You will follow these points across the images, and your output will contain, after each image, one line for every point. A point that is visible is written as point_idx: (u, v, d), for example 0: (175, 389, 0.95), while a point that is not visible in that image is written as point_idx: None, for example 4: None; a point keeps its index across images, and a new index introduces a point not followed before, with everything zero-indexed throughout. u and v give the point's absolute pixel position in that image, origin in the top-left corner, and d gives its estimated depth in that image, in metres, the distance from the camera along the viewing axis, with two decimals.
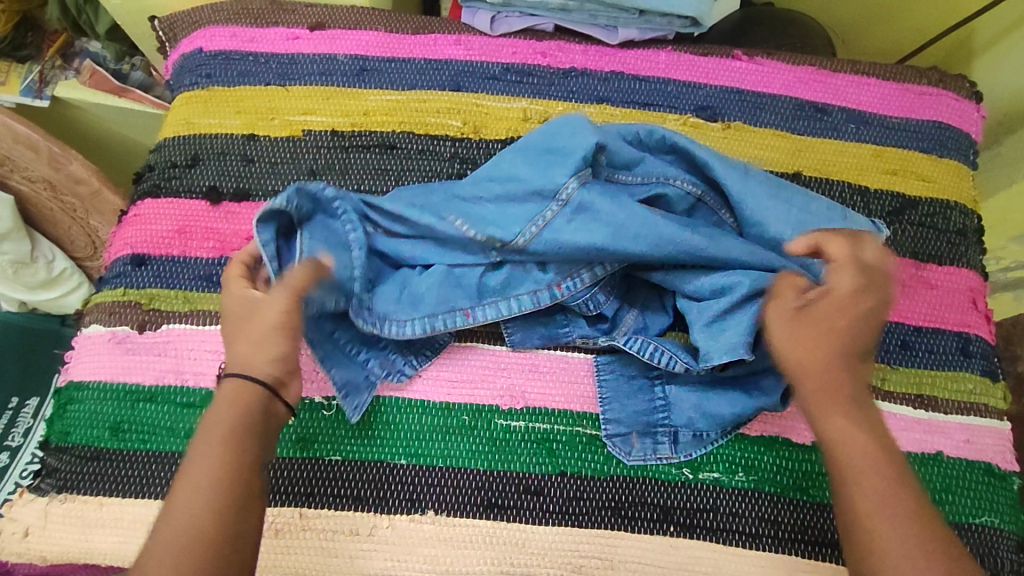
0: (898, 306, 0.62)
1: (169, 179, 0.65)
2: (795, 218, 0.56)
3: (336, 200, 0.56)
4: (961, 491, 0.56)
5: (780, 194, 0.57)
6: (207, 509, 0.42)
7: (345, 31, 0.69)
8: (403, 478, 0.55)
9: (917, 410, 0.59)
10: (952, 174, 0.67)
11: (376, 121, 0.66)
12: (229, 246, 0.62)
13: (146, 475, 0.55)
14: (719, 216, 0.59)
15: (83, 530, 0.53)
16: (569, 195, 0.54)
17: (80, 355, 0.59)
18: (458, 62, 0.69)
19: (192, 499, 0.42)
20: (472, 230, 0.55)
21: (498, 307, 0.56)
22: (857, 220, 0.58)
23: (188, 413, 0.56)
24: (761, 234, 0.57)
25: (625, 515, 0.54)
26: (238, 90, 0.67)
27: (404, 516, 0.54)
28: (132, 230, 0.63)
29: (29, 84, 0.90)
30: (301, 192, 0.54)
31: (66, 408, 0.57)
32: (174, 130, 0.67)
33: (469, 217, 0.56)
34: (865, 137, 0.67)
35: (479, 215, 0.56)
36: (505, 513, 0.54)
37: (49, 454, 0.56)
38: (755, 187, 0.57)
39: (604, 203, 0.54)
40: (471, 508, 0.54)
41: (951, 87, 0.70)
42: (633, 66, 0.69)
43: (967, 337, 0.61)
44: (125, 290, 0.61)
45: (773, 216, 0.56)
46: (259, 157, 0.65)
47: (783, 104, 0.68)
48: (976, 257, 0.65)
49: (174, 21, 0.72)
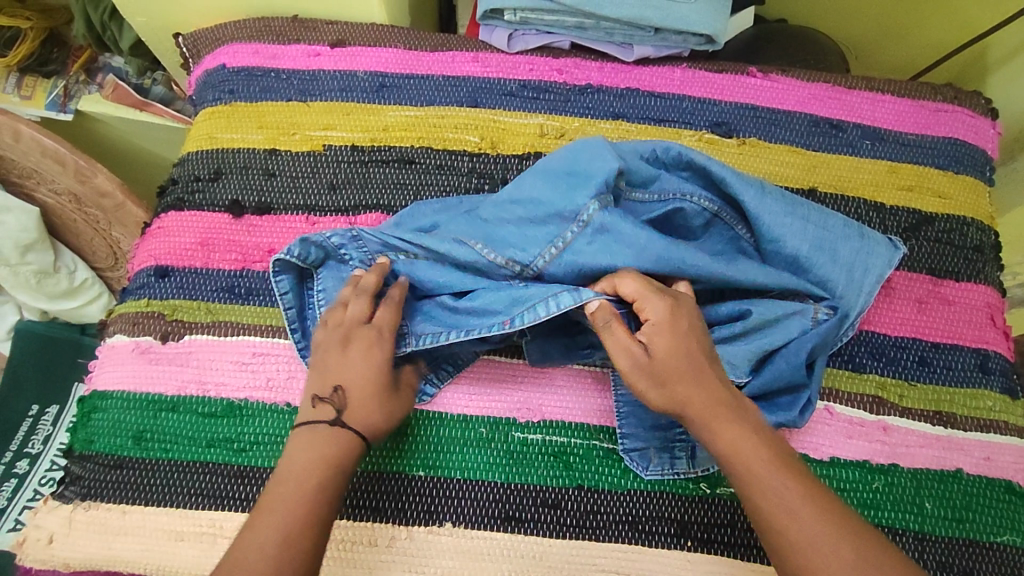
0: (916, 321, 0.62)
1: (192, 193, 0.66)
2: (812, 234, 0.57)
3: (343, 246, 0.58)
4: (981, 509, 0.56)
5: (796, 211, 0.58)
6: (293, 539, 0.45)
7: (365, 48, 0.71)
8: (422, 489, 0.55)
9: (936, 427, 0.58)
10: (968, 191, 0.67)
11: (395, 137, 0.67)
12: (251, 258, 0.63)
13: (168, 484, 0.55)
14: (735, 231, 0.59)
15: (105, 538, 0.54)
16: (590, 216, 0.54)
17: (104, 365, 0.60)
18: (476, 78, 0.70)
19: (275, 535, 0.44)
20: (492, 253, 0.55)
21: (536, 309, 0.52)
22: (872, 237, 0.60)
23: (209, 422, 0.57)
24: (778, 251, 0.57)
25: (643, 529, 0.54)
26: (260, 105, 0.69)
27: (422, 527, 0.54)
28: (156, 242, 0.64)
29: (54, 98, 0.92)
30: (306, 243, 0.57)
31: (90, 417, 0.58)
32: (197, 144, 0.68)
33: (491, 241, 0.56)
34: (880, 153, 0.68)
35: (501, 238, 0.56)
36: (523, 526, 0.54)
37: (73, 462, 0.57)
38: (774, 209, 0.57)
39: (625, 226, 0.53)
40: (489, 520, 0.54)
41: (966, 104, 0.70)
42: (648, 83, 0.70)
43: (986, 354, 0.61)
44: (149, 300, 0.62)
45: (790, 237, 0.57)
46: (280, 171, 0.66)
47: (798, 121, 0.69)
48: (993, 274, 0.65)
49: (198, 38, 0.73)
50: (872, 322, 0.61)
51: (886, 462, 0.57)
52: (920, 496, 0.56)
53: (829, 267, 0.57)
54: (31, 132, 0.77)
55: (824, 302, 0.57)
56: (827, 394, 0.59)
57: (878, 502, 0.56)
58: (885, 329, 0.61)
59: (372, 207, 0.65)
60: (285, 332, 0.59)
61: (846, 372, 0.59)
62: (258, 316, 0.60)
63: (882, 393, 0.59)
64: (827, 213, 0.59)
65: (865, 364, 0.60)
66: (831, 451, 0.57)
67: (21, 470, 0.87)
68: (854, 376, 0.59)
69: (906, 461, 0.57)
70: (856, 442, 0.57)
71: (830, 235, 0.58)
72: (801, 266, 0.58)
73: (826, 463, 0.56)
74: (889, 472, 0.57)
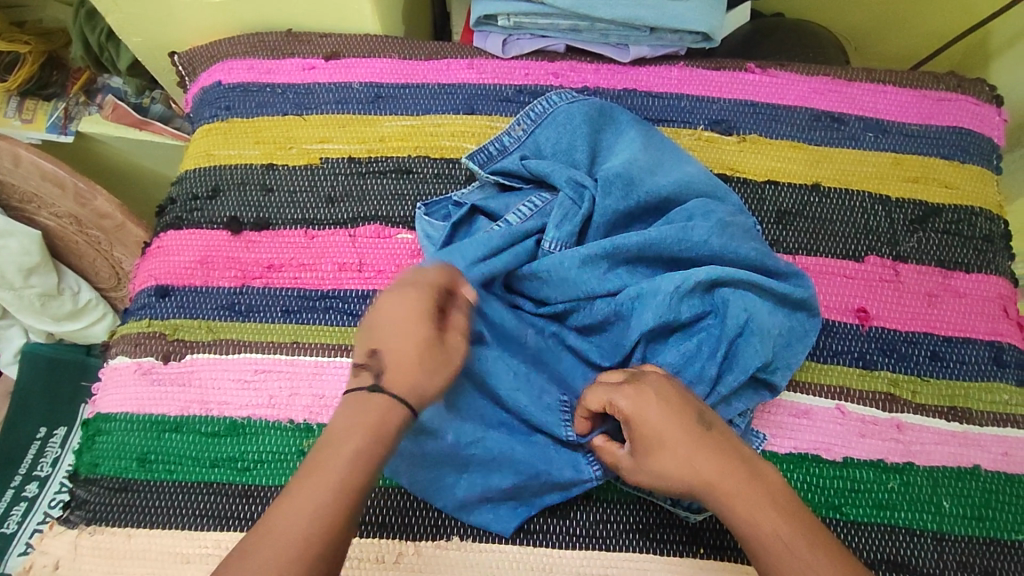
0: (926, 316, 0.60)
1: (191, 211, 0.66)
2: (571, 158, 0.61)
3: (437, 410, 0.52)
4: (1001, 506, 0.55)
5: (557, 154, 0.61)
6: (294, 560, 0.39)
7: (359, 60, 0.71)
8: (563, 513, 0.54)
9: (951, 422, 0.57)
10: (975, 180, 0.66)
11: (392, 147, 0.67)
12: (251, 274, 0.63)
13: (173, 505, 0.55)
14: (573, 202, 0.58)
15: (112, 562, 0.54)
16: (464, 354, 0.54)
17: (107, 387, 0.60)
18: (471, 85, 0.69)
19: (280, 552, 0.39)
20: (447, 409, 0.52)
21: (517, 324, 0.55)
22: (599, 120, 0.62)
23: (213, 442, 0.57)
24: (570, 178, 0.59)
25: (654, 537, 0.53)
26: (256, 121, 0.69)
27: (540, 550, 0.53)
28: (155, 262, 0.64)
29: (55, 121, 0.92)
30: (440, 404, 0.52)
31: (94, 440, 0.58)
32: (194, 162, 0.68)
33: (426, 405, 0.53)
34: (884, 145, 0.67)
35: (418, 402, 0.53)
36: (665, 547, 0.53)
37: (79, 486, 0.57)
38: (517, 120, 0.63)
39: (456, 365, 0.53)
40: (626, 542, 0.53)
41: (971, 92, 0.69)
42: (645, 83, 0.70)
43: (1000, 346, 0.60)
44: (150, 320, 0.61)
45: (557, 173, 0.59)
46: (278, 187, 0.66)
47: (799, 116, 0.68)
48: (1005, 264, 0.63)
49: (193, 56, 0.73)
50: (881, 317, 0.60)
51: (901, 461, 0.56)
52: (938, 494, 0.55)
53: (664, 173, 0.59)
54: (29, 156, 0.77)
55: (634, 191, 0.57)
56: (801, 387, 0.58)
57: (893, 502, 0.54)
58: (895, 325, 0.60)
59: (371, 219, 0.64)
60: (287, 348, 0.59)
61: (856, 369, 0.58)
62: (260, 332, 0.60)
63: (894, 390, 0.58)
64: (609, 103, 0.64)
65: (876, 361, 0.59)
66: (844, 452, 0.56)
67: (31, 493, 0.88)
68: (865, 374, 0.58)
69: (921, 459, 0.56)
70: (869, 441, 0.56)
71: (599, 116, 0.62)
72: (629, 185, 0.57)
73: (840, 464, 0.55)
74: (905, 471, 0.55)
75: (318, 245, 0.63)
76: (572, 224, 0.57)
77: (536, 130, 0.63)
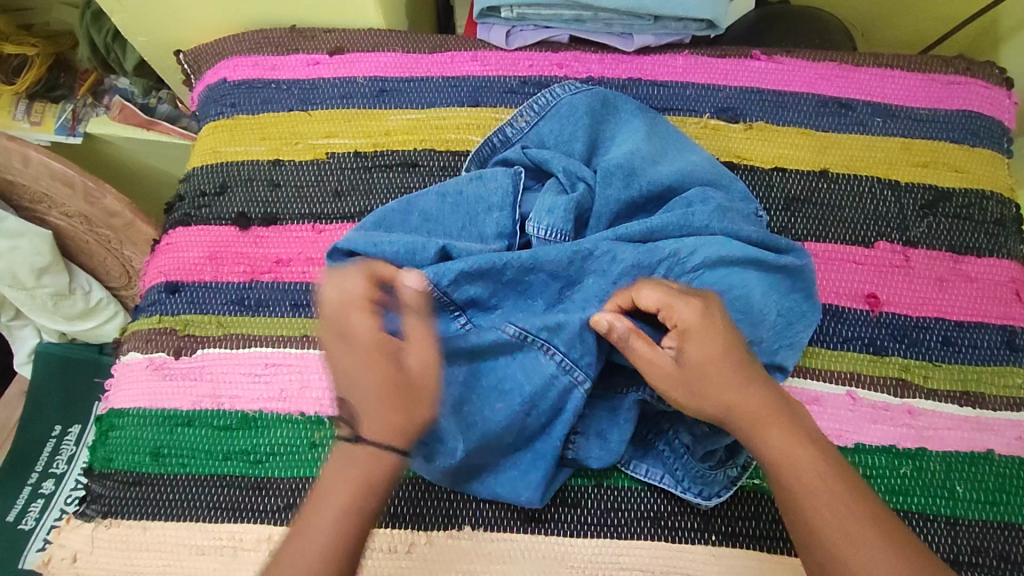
0: (937, 301, 0.60)
1: (199, 207, 0.66)
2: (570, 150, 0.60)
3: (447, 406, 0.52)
4: (1015, 490, 0.54)
5: (558, 145, 0.61)
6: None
7: (364, 54, 0.71)
8: (575, 503, 0.54)
9: (964, 407, 0.57)
10: (985, 163, 0.65)
11: (397, 140, 0.67)
12: (260, 269, 0.63)
13: (187, 498, 0.55)
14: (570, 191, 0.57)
15: (128, 554, 0.54)
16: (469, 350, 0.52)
17: (120, 383, 0.61)
18: (476, 78, 0.69)
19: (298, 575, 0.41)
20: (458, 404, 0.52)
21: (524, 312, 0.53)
22: (601, 112, 0.62)
23: (225, 435, 0.57)
24: (569, 167, 0.58)
25: (666, 525, 0.53)
26: (261, 117, 0.69)
27: (551, 539, 0.53)
28: (165, 258, 0.65)
29: (63, 123, 0.93)
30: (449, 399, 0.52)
31: (108, 434, 0.59)
32: (201, 159, 0.69)
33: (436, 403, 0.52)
34: (891, 130, 0.66)
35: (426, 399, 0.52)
36: (678, 535, 0.53)
37: (94, 481, 0.58)
38: (518, 111, 0.63)
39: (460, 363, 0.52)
40: (638, 529, 0.53)
41: (980, 75, 0.68)
42: (650, 72, 0.69)
43: (1013, 330, 0.59)
44: (161, 316, 0.62)
45: (556, 162, 0.58)
46: (285, 182, 0.66)
47: (806, 102, 0.67)
48: (1017, 247, 0.63)
49: (198, 54, 0.74)
50: (892, 303, 0.60)
51: (913, 446, 0.55)
52: (951, 479, 0.54)
53: (667, 163, 0.59)
54: (39, 156, 0.78)
55: (635, 180, 0.57)
56: (811, 373, 0.57)
57: (906, 487, 0.54)
58: (906, 311, 0.59)
59: None
60: (297, 342, 0.60)
61: (867, 355, 0.58)
62: (270, 326, 0.61)
63: (905, 375, 0.58)
64: (612, 93, 0.64)
65: (886, 347, 0.58)
66: (855, 437, 0.55)
67: (47, 490, 0.88)
68: (876, 360, 0.58)
69: (934, 444, 0.55)
70: (881, 427, 0.56)
71: (602, 108, 0.62)
72: (630, 176, 0.57)
73: (852, 450, 0.55)
74: (918, 456, 0.55)
75: (325, 239, 0.63)
76: (567, 210, 0.55)
77: (536, 121, 0.62)
